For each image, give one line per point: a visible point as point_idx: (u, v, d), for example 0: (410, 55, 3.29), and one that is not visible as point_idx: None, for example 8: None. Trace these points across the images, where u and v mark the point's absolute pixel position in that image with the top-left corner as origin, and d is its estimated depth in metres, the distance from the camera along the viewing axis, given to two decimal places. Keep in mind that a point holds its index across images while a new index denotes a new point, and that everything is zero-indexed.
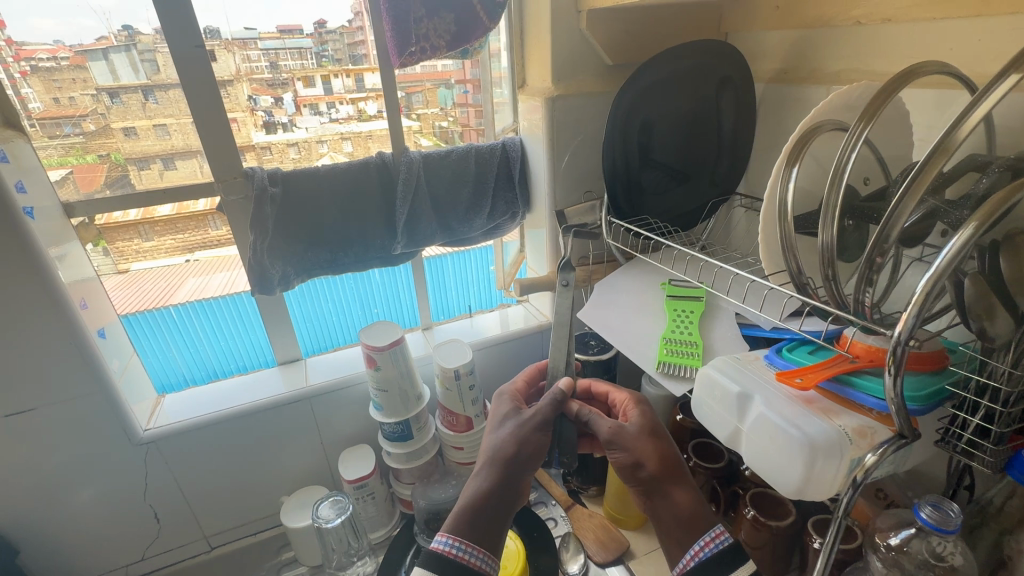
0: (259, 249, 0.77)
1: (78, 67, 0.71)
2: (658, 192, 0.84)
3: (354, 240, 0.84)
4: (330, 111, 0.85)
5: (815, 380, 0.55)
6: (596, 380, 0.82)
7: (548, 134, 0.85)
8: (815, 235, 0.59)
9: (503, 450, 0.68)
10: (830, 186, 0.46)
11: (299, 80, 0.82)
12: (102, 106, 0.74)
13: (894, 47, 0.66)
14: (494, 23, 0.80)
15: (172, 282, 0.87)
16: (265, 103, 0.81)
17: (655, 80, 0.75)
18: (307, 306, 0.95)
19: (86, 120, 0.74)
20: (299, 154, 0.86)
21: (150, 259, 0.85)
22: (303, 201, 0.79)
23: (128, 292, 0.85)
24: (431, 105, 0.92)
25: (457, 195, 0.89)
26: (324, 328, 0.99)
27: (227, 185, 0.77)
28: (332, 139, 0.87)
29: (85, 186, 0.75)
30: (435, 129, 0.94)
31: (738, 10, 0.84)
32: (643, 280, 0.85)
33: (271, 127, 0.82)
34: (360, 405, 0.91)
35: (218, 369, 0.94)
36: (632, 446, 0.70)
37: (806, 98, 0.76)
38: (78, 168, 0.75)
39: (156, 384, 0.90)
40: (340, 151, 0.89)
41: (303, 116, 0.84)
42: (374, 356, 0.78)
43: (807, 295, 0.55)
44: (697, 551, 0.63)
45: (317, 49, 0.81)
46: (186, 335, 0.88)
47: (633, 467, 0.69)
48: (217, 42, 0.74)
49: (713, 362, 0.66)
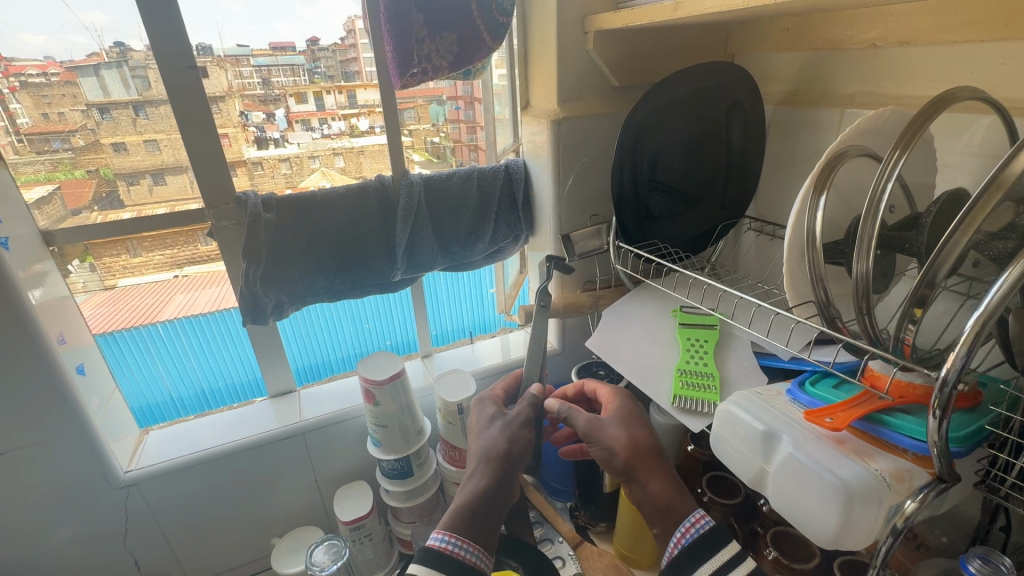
0: (251, 277, 0.73)
1: (68, 83, 0.68)
2: (667, 216, 0.81)
3: (350, 265, 0.80)
4: (321, 126, 0.82)
5: (849, 420, 0.52)
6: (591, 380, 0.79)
7: (554, 156, 0.82)
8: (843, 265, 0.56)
9: (494, 450, 0.67)
10: (865, 218, 0.44)
11: (291, 96, 0.79)
12: (92, 121, 0.70)
13: (912, 70, 0.64)
14: (498, 44, 0.78)
15: (160, 299, 0.81)
16: (257, 119, 0.78)
17: (666, 102, 0.73)
18: (298, 321, 0.89)
19: (75, 136, 0.70)
20: (291, 170, 0.83)
21: (138, 275, 0.79)
22: (298, 225, 0.75)
23: (113, 309, 0.79)
24: (422, 121, 0.89)
25: (459, 217, 0.86)
26: (314, 346, 0.93)
27: (218, 211, 0.74)
28: (324, 155, 0.84)
29: (72, 203, 0.72)
30: (426, 145, 0.91)
31: (745, 32, 0.83)
32: (653, 307, 0.82)
33: (263, 143, 0.79)
34: (358, 440, 0.87)
35: (207, 388, 0.89)
36: (608, 435, 0.68)
37: (818, 121, 0.75)
38: (66, 183, 0.71)
39: (143, 404, 0.85)
40: (332, 168, 0.85)
41: (294, 131, 0.81)
42: (373, 391, 0.73)
43: (837, 329, 0.52)
44: (678, 540, 0.60)
45: (309, 65, 0.78)
46: (174, 354, 0.84)
47: (609, 457, 0.67)
48: (209, 59, 0.72)
49: (733, 396, 0.63)
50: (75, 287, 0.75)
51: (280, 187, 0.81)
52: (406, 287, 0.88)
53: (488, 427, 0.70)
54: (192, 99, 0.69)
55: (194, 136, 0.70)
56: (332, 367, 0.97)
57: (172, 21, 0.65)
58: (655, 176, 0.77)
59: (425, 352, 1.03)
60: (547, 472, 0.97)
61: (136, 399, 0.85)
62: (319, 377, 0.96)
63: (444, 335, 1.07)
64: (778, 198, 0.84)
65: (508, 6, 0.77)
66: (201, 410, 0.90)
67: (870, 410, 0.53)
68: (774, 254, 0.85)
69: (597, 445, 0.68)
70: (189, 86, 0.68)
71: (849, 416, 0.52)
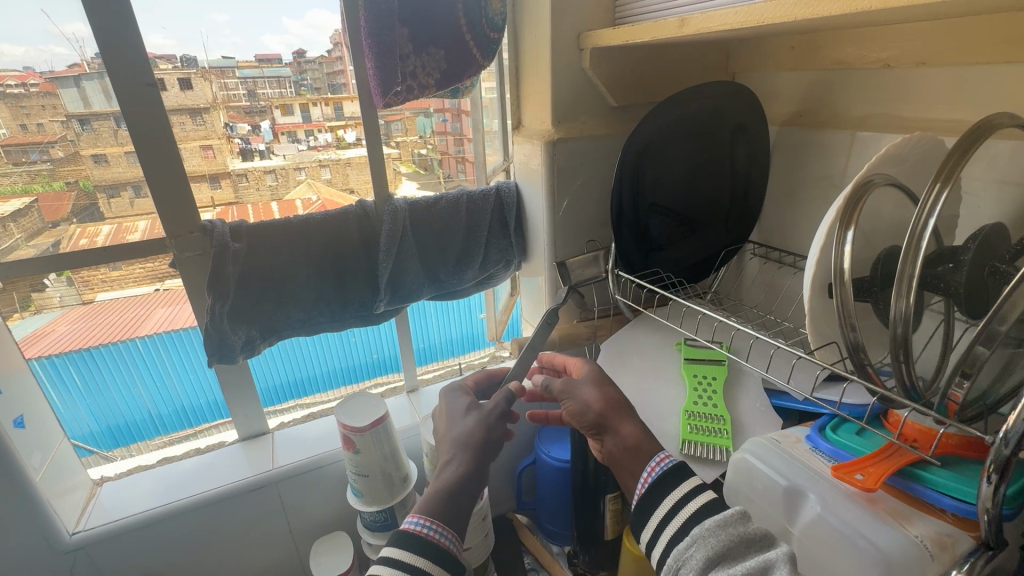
0: (217, 314, 0.66)
1: (48, 94, 0.60)
2: (669, 243, 0.77)
3: (329, 295, 0.74)
4: (309, 138, 0.76)
5: (882, 477, 0.47)
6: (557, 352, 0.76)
7: (549, 178, 0.77)
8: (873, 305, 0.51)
9: (467, 437, 0.62)
10: (905, 256, 0.39)
11: (277, 108, 0.73)
12: (72, 133, 0.62)
13: (930, 93, 0.60)
14: (489, 60, 0.74)
15: (139, 313, 0.73)
16: (243, 131, 0.72)
17: (670, 122, 0.68)
18: (283, 346, 0.82)
19: (56, 147, 0.62)
20: (277, 182, 0.77)
21: (116, 289, 0.70)
22: (271, 254, 0.68)
23: (89, 325, 0.71)
24: (410, 132, 0.84)
25: (460, 228, 0.80)
26: (302, 366, 0.87)
27: (181, 241, 0.67)
28: (310, 167, 0.78)
29: (51, 216, 0.64)
30: (414, 157, 0.86)
31: (748, 50, 0.80)
32: (655, 341, 0.77)
33: (248, 154, 0.74)
34: (338, 487, 0.80)
35: (188, 406, 0.82)
36: (582, 392, 0.63)
37: (827, 144, 0.71)
38: (44, 195, 0.63)
39: (119, 421, 0.79)
40: (319, 180, 0.79)
41: (280, 143, 0.75)
42: (352, 438, 0.67)
43: (865, 377, 0.47)
44: (646, 478, 0.55)
45: (295, 78, 0.72)
46: (153, 370, 0.77)
47: (583, 410, 0.62)
48: (193, 71, 0.67)
49: (747, 443, 0.58)
50: (50, 301, 0.68)
51: (265, 202, 0.76)
52: (389, 319, 0.82)
53: (459, 414, 0.66)
54: (155, 120, 0.62)
55: (155, 161, 0.64)
56: (317, 382, 0.91)
57: (123, 36, 0.59)
58: (655, 201, 0.73)
59: (411, 386, 0.97)
60: (543, 513, 0.91)
61: (112, 417, 0.79)
62: (300, 396, 0.90)
63: (432, 349, 1.00)
64: (784, 222, 0.80)
65: (499, 22, 0.73)
66: (181, 428, 0.84)
67: (902, 463, 0.48)
68: (781, 283, 0.81)
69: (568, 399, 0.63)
70: (152, 107, 0.62)
71: (881, 472, 0.47)
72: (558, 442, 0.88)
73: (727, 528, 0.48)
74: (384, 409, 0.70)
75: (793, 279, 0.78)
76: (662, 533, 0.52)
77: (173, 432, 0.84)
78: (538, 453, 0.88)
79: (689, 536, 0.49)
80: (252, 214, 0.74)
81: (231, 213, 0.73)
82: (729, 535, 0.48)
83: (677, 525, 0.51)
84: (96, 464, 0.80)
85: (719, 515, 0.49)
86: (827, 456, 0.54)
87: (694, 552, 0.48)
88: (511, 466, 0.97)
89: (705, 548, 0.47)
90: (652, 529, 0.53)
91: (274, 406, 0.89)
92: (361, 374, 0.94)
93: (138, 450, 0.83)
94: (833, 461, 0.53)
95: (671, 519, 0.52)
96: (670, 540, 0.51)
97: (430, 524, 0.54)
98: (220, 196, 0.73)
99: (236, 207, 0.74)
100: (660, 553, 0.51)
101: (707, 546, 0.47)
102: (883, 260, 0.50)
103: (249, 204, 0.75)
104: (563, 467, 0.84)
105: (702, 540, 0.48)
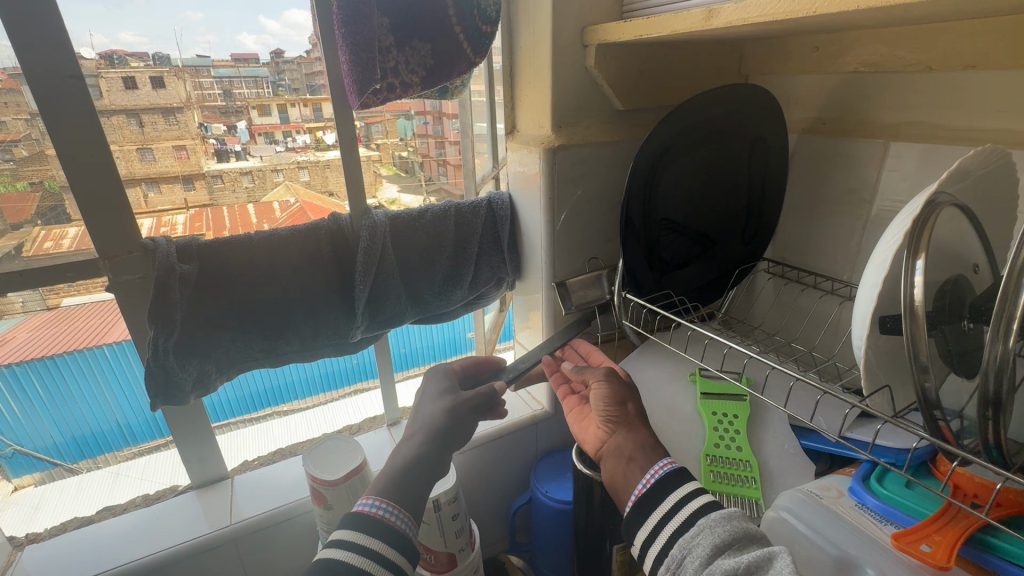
0: (161, 348, 0.56)
1: (10, 91, 0.50)
2: (681, 261, 0.70)
3: (297, 322, 0.64)
4: (286, 140, 0.67)
5: (953, 548, 0.40)
6: (582, 344, 0.74)
7: (548, 189, 0.69)
8: (952, 346, 0.43)
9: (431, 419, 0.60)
10: (1006, 292, 0.33)
11: (254, 108, 0.65)
12: (37, 130, 0.52)
13: (977, 99, 0.54)
14: (481, 58, 0.66)
15: (109, 319, 0.63)
16: (218, 131, 0.64)
17: (687, 127, 0.61)
18: (268, 379, 0.78)
19: (18, 146, 0.53)
20: (253, 184, 0.68)
21: (83, 294, 0.60)
22: (229, 278, 0.59)
23: (56, 330, 0.63)
24: (390, 135, 0.75)
25: (464, 222, 0.73)
26: (284, 395, 0.82)
27: (117, 263, 0.57)
28: (288, 168, 0.69)
29: (13, 216, 0.55)
30: (394, 159, 0.76)
31: (763, 51, 0.74)
32: (667, 371, 0.69)
33: (224, 155, 0.65)
34: (305, 539, 0.74)
35: (160, 416, 0.74)
36: (613, 384, 0.58)
37: (855, 154, 0.65)
38: (4, 196, 0.54)
39: (83, 430, 0.70)
40: (297, 182, 0.70)
41: (257, 144, 0.67)
42: (323, 493, 0.59)
43: (935, 429, 0.40)
44: (648, 478, 0.49)
45: (273, 78, 0.64)
46: (124, 379, 0.69)
47: (616, 401, 0.57)
48: (166, 70, 0.59)
49: (779, 497, 0.50)
50: (11, 307, 0.58)
51: (240, 205, 0.67)
52: (366, 347, 0.73)
53: (431, 395, 0.64)
54: (84, 118, 0.52)
55: (84, 168, 0.53)
56: (293, 389, 0.82)
57: (45, 19, 0.48)
58: (667, 215, 0.65)
59: (392, 418, 0.89)
60: (540, 557, 0.82)
61: (78, 428, 0.70)
62: (275, 404, 0.82)
63: (413, 354, 0.92)
64: (804, 238, 0.74)
65: (493, 15, 0.65)
66: (151, 438, 0.75)
67: (971, 528, 0.42)
68: (806, 307, 0.74)
69: (604, 382, 0.58)
70: (77, 102, 0.51)
71: (951, 542, 0.41)
72: (556, 479, 0.80)
73: (734, 521, 0.44)
74: (361, 457, 0.62)
75: (819, 302, 0.72)
76: (662, 530, 0.46)
77: (143, 442, 0.75)
78: (535, 492, 0.80)
79: (695, 526, 0.44)
80: (228, 220, 0.66)
81: (205, 216, 0.65)
82: (734, 526, 0.43)
83: (680, 520, 0.46)
84: (59, 477, 0.72)
85: (724, 509, 0.45)
86: (875, 514, 0.46)
87: (701, 540, 0.43)
88: (504, 504, 0.88)
89: (711, 537, 0.43)
90: (649, 528, 0.47)
91: (245, 415, 0.80)
92: (341, 380, 0.86)
93: (105, 462, 0.74)
94: (884, 521, 0.46)
95: (674, 513, 0.46)
96: (674, 535, 0.45)
97: (403, 516, 0.50)
98: (194, 198, 0.65)
99: (198, 218, 0.65)
100: (658, 552, 0.45)
101: (714, 534, 0.43)
102: (953, 290, 0.43)
103: (224, 206, 0.67)
104: (562, 510, 0.76)
105: (709, 529, 0.43)
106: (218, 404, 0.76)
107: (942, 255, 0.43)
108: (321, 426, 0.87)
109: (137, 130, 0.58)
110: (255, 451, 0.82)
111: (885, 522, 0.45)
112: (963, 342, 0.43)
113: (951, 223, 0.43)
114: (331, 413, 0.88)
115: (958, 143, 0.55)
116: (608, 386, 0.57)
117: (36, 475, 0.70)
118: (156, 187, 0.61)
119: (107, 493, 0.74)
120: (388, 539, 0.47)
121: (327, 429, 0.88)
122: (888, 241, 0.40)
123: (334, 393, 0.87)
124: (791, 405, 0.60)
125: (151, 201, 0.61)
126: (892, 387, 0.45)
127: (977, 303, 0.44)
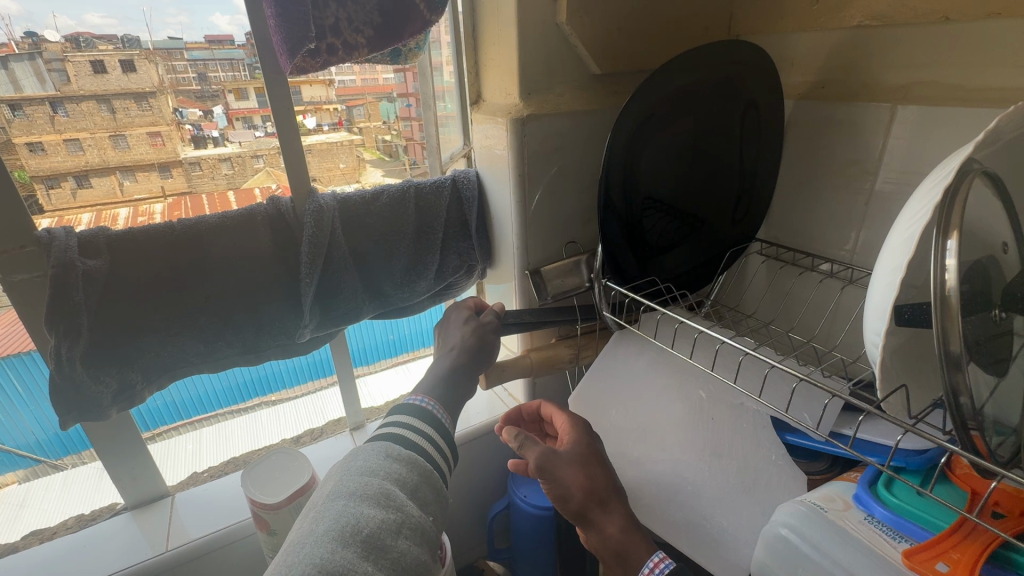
0: (65, 359, 0.48)
1: None
2: (666, 244, 0.63)
3: (235, 324, 0.56)
4: (266, 126, 0.59)
5: (973, 569, 0.35)
6: (529, 404, 0.63)
7: (516, 166, 0.61)
8: (982, 340, 0.36)
9: (461, 342, 0.64)
10: None
11: (230, 92, 0.58)
12: None
13: (994, 51, 0.48)
14: (439, 17, 0.55)
15: None
16: (194, 116, 0.58)
17: (671, 90, 0.54)
18: (253, 371, 0.73)
19: None
20: (233, 171, 0.62)
21: None
22: (145, 275, 0.50)
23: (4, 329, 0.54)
24: (372, 118, 0.70)
25: (432, 204, 0.65)
26: (262, 387, 0.75)
27: (10, 259, 0.48)
28: (269, 153, 0.62)
29: None
30: (377, 143, 0.72)
31: (758, 8, 0.67)
32: (658, 370, 0.63)
33: (201, 142, 0.59)
34: (252, 563, 0.67)
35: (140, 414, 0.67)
36: (563, 473, 0.49)
37: (856, 120, 0.58)
38: None
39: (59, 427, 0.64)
40: (278, 167, 0.63)
41: (235, 129, 0.59)
42: (263, 516, 0.54)
43: (969, 441, 0.34)
44: None
45: (249, 61, 0.56)
46: None
47: (568, 496, 0.49)
48: (136, 52, 0.53)
49: (778, 509, 0.46)
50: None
51: (221, 192, 0.61)
52: (317, 346, 0.65)
53: (457, 321, 0.67)
54: None
55: None
56: (283, 376, 0.76)
57: None
58: (651, 194, 0.58)
59: (355, 422, 0.81)
60: (520, 565, 0.77)
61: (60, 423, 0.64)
62: (263, 393, 0.76)
63: (402, 341, 0.85)
64: (801, 215, 0.67)
65: None
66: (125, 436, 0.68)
67: (993, 544, 0.36)
68: (805, 292, 0.68)
69: (552, 469, 0.49)
70: None
71: (971, 561, 0.35)
72: (536, 483, 0.74)
73: None
74: (307, 474, 0.57)
75: (819, 286, 0.66)
76: None
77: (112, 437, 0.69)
78: (512, 496, 0.74)
79: None
80: (208, 207, 0.60)
81: (184, 204, 0.59)
82: None
83: None
84: (44, 473, 0.67)
85: None
86: (884, 526, 0.41)
87: None
88: (483, 506, 0.82)
89: None
90: None
91: (234, 405, 0.75)
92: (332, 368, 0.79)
93: (90, 457, 0.69)
94: (897, 535, 0.40)
95: None
96: None
97: (448, 421, 0.56)
98: (172, 185, 0.59)
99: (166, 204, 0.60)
100: None
101: None
102: (982, 274, 0.36)
103: (203, 194, 0.61)
104: (541, 516, 0.70)
105: None
106: (204, 396, 0.71)
107: (973, 232, 0.36)
108: (310, 418, 0.82)
109: (109, 116, 0.54)
110: (248, 445, 0.78)
111: (897, 537, 0.40)
112: (993, 332, 0.37)
113: (980, 196, 0.37)
114: (325, 402, 0.82)
115: (972, 104, 0.49)
116: (558, 475, 0.49)
117: (19, 473, 0.65)
118: (133, 174, 0.57)
119: (92, 495, 0.69)
120: (441, 433, 0.53)
121: (320, 421, 0.82)
122: (915, 216, 0.34)
123: (329, 380, 0.81)
124: (793, 408, 0.54)
125: (128, 189, 0.57)
126: (907, 387, 0.39)
127: (1005, 289, 0.38)
